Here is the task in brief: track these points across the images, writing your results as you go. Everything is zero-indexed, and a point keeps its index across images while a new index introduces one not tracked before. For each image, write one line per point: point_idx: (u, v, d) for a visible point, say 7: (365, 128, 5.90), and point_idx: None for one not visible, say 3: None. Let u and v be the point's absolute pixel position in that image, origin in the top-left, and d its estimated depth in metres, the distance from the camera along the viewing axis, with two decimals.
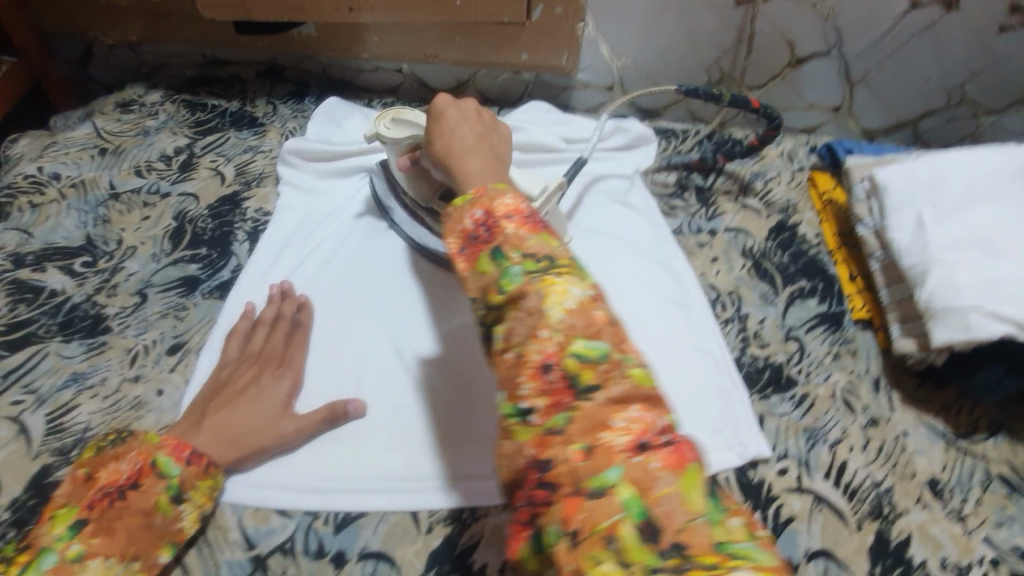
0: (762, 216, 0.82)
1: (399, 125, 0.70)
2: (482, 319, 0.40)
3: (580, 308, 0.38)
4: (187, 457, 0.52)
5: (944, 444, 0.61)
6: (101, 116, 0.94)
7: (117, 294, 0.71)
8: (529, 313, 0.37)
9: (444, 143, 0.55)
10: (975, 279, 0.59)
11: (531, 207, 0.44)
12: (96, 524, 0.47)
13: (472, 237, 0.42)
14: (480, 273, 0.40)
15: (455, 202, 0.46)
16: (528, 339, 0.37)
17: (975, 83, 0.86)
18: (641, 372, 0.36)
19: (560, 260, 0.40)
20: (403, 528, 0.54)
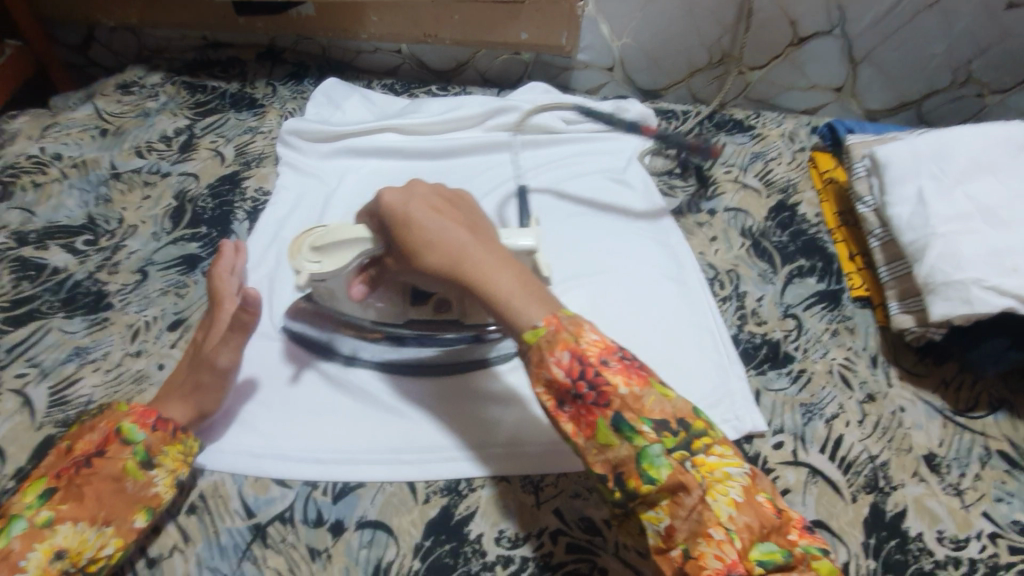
0: (762, 195, 0.82)
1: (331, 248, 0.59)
2: (625, 501, 0.44)
3: (748, 502, 0.42)
4: (152, 423, 0.52)
5: (943, 419, 0.61)
6: (102, 98, 0.94)
7: (119, 271, 0.72)
8: (696, 512, 0.41)
9: (438, 252, 0.50)
10: (976, 252, 0.59)
11: (623, 351, 0.46)
12: (64, 491, 0.48)
13: (583, 403, 0.44)
14: (613, 452, 0.44)
15: (529, 341, 0.46)
16: (699, 540, 0.41)
17: (982, 60, 0.85)
18: (823, 565, 0.41)
19: (694, 429, 0.44)
20: (400, 498, 0.55)
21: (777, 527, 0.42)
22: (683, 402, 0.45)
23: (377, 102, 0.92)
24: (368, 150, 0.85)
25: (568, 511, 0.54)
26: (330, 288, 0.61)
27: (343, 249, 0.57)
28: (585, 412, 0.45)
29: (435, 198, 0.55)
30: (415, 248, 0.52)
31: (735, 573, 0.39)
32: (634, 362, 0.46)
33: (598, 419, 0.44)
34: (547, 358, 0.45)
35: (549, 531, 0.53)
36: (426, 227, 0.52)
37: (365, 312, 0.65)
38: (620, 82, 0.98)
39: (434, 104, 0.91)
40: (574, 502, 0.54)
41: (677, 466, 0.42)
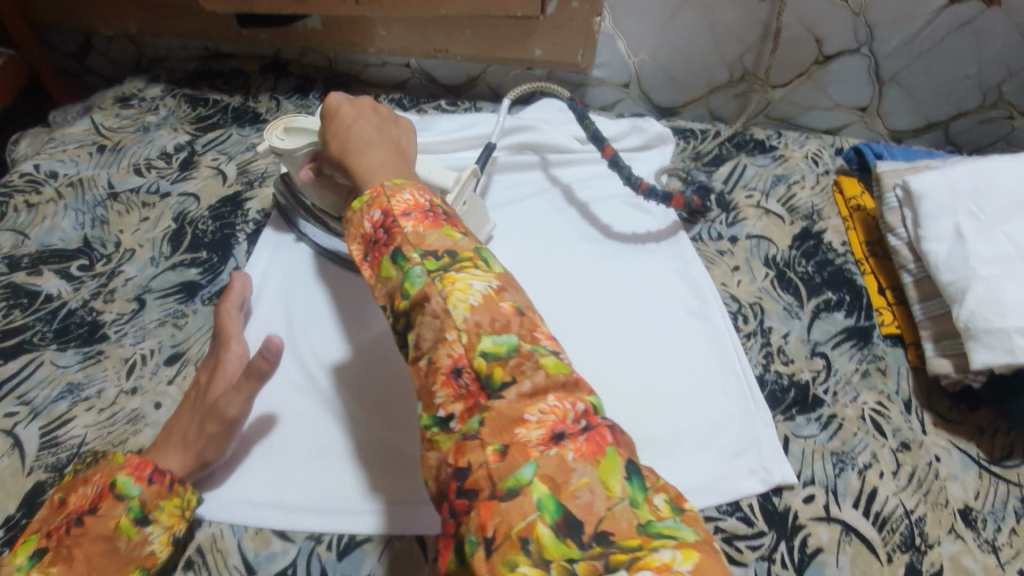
0: (786, 222, 0.79)
1: (291, 135, 0.67)
2: (396, 325, 0.45)
3: (485, 306, 0.41)
4: (147, 476, 0.50)
5: (978, 469, 0.58)
6: (100, 111, 0.91)
7: (115, 299, 0.69)
8: (435, 321, 0.41)
9: (341, 140, 0.57)
10: (1021, 298, 0.55)
11: (429, 202, 0.48)
12: (54, 553, 0.46)
13: (378, 244, 0.47)
14: (388, 282, 0.45)
15: (356, 206, 0.50)
16: (438, 347, 0.41)
17: (1014, 82, 0.82)
18: (552, 362, 0.39)
19: (460, 255, 0.44)
20: (409, 554, 0.52)
21: (514, 329, 0.41)
22: (467, 242, 0.46)
23: None
24: None
25: None
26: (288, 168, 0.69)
27: (300, 138, 0.66)
28: (376, 250, 0.47)
29: (368, 104, 0.60)
30: (329, 135, 0.59)
31: (461, 367, 0.40)
32: (438, 213, 0.48)
33: (383, 255, 0.46)
34: (360, 214, 0.49)
35: None
36: (341, 116, 0.59)
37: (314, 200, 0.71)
38: (636, 99, 0.95)
39: (443, 121, 0.88)
40: None
41: (428, 281, 0.43)
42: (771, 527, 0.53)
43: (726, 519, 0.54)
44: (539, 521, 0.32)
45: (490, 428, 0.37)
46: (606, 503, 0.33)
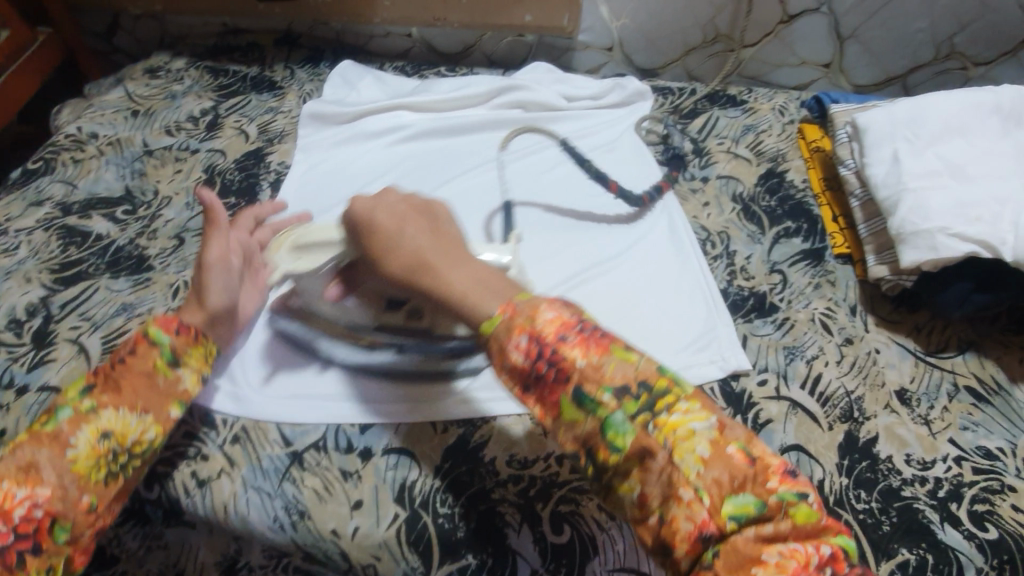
0: (753, 164, 0.87)
1: (307, 253, 0.62)
2: (598, 475, 0.42)
3: (716, 456, 0.40)
4: (175, 327, 0.57)
5: (914, 359, 0.67)
6: (131, 81, 1.01)
7: (157, 237, 0.78)
8: (664, 475, 0.39)
9: (403, 258, 0.52)
10: (944, 204, 0.64)
11: (584, 320, 0.45)
12: (103, 384, 0.53)
13: (545, 383, 0.43)
14: (580, 428, 0.42)
15: (488, 332, 0.45)
16: (670, 503, 0.39)
17: (963, 34, 0.90)
18: (800, 510, 0.38)
19: (656, 386, 0.42)
20: (420, 429, 0.60)
21: (749, 477, 0.39)
22: (647, 363, 0.44)
23: (389, 83, 0.98)
24: (384, 128, 0.91)
25: None
26: (306, 292, 0.64)
27: (316, 256, 0.61)
28: (547, 391, 0.43)
29: (402, 203, 0.56)
30: (381, 255, 0.53)
31: (708, 532, 0.38)
32: (598, 334, 0.45)
33: (559, 396, 0.43)
34: (504, 343, 0.44)
35: (556, 454, 0.58)
36: (388, 232, 0.54)
37: (342, 314, 0.65)
38: (619, 62, 1.04)
39: (442, 83, 0.96)
40: None
41: (640, 430, 0.41)
42: (728, 404, 0.62)
43: None
44: None
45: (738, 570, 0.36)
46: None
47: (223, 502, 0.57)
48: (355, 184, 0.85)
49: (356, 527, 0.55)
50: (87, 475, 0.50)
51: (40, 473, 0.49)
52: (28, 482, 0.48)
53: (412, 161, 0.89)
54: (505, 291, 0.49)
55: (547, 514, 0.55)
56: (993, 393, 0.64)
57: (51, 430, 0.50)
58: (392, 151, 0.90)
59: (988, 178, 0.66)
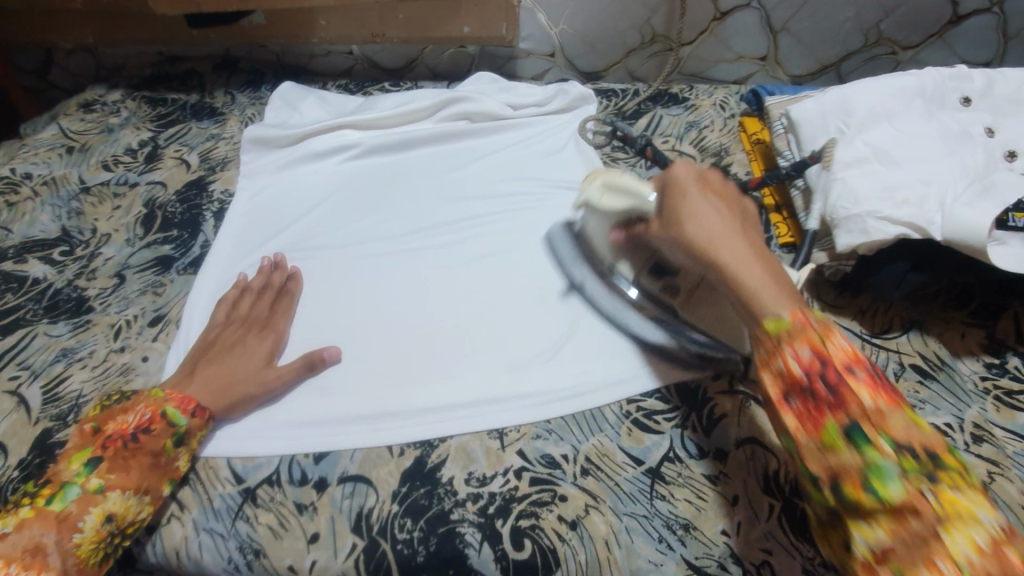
0: (697, 160, 0.89)
1: (614, 193, 0.65)
2: (841, 507, 0.42)
3: (995, 552, 0.37)
4: (192, 409, 0.58)
5: (860, 342, 0.68)
6: (65, 117, 0.98)
7: (97, 277, 0.76)
8: (922, 540, 0.38)
9: (703, 233, 0.52)
10: (874, 188, 0.66)
11: (877, 369, 0.45)
12: (111, 462, 0.54)
13: (815, 401, 0.44)
14: (839, 458, 0.42)
15: (771, 330, 0.46)
16: (921, 568, 0.38)
17: (889, 20, 0.93)
18: None
19: (945, 462, 0.41)
20: (377, 454, 0.60)
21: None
22: (938, 437, 0.43)
23: (332, 102, 0.96)
24: (329, 148, 0.89)
25: (531, 450, 0.60)
26: (596, 221, 0.69)
27: (625, 196, 0.64)
28: (815, 409, 0.44)
29: (717, 183, 0.57)
30: (680, 220, 0.54)
31: None
32: (889, 385, 0.45)
33: (828, 421, 0.43)
34: (786, 350, 0.45)
35: (514, 468, 0.59)
36: (698, 207, 0.54)
37: (614, 267, 0.70)
38: (563, 67, 1.05)
39: (387, 99, 0.95)
40: (535, 442, 0.61)
41: (912, 488, 0.40)
42: (683, 401, 0.63)
43: (645, 399, 0.64)
44: None
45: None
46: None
47: (175, 547, 0.56)
48: (303, 206, 0.84)
49: (313, 561, 0.54)
50: (87, 558, 0.51)
51: (46, 559, 0.49)
52: (32, 565, 0.48)
53: (359, 180, 0.87)
54: (794, 292, 0.48)
55: (508, 530, 0.55)
56: (937, 369, 0.66)
57: (59, 510, 0.51)
58: (339, 171, 0.89)
59: (914, 161, 0.68)
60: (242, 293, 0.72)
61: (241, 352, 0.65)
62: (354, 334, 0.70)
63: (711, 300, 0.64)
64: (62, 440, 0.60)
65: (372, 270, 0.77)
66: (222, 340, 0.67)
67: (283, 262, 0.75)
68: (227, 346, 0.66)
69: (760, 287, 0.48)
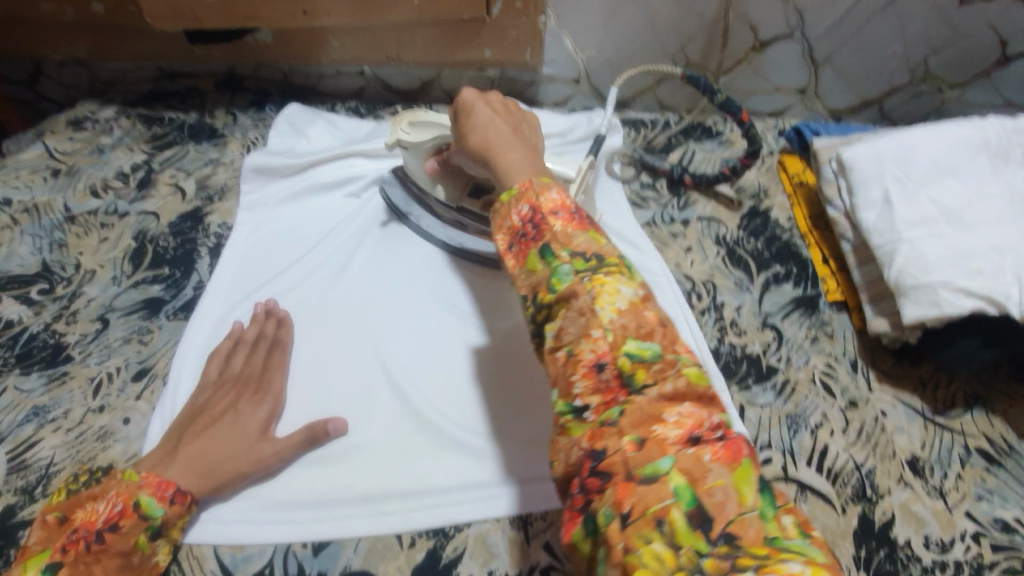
0: (734, 203, 0.82)
1: (421, 128, 0.71)
2: (533, 315, 0.43)
3: (632, 312, 0.39)
4: (171, 496, 0.52)
5: (923, 421, 0.62)
6: (52, 136, 0.91)
7: (77, 321, 0.69)
8: (583, 316, 0.39)
9: (480, 136, 0.55)
10: (943, 254, 0.60)
11: (575, 202, 0.46)
12: (72, 568, 0.47)
13: (524, 239, 0.45)
14: (535, 276, 0.43)
15: (504, 198, 0.48)
16: (583, 340, 0.39)
17: (938, 57, 0.86)
18: (694, 372, 0.38)
19: (608, 259, 0.42)
20: (383, 544, 0.54)
21: (663, 352, 0.39)
22: (614, 247, 0.44)
23: (341, 126, 0.90)
24: (337, 180, 0.82)
25: (558, 544, 0.53)
26: (406, 161, 0.74)
27: (430, 129, 0.70)
28: (524, 243, 0.45)
29: (497, 100, 0.60)
30: (461, 129, 0.58)
31: (605, 362, 0.38)
32: (585, 215, 0.45)
33: (531, 248, 0.44)
34: (510, 208, 0.47)
35: (539, 567, 0.52)
36: (480, 116, 0.57)
37: (433, 190, 0.76)
38: (587, 94, 0.98)
39: None
40: (563, 534, 0.54)
41: (579, 281, 0.41)
42: None
43: None
44: (674, 507, 0.32)
45: (629, 417, 0.36)
46: (738, 509, 0.32)
47: None
48: (308, 242, 0.77)
49: None
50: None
51: None
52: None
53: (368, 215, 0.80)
54: (543, 173, 0.50)
55: None
56: (1009, 456, 0.60)
57: None
58: (347, 205, 0.82)
59: (984, 223, 0.62)
60: (235, 346, 0.64)
61: (232, 422, 0.58)
62: (361, 397, 0.64)
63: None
64: (26, 520, 0.53)
65: (386, 319, 0.70)
66: (213, 410, 0.59)
67: (277, 310, 0.68)
68: (216, 414, 0.59)
69: (514, 166, 0.51)
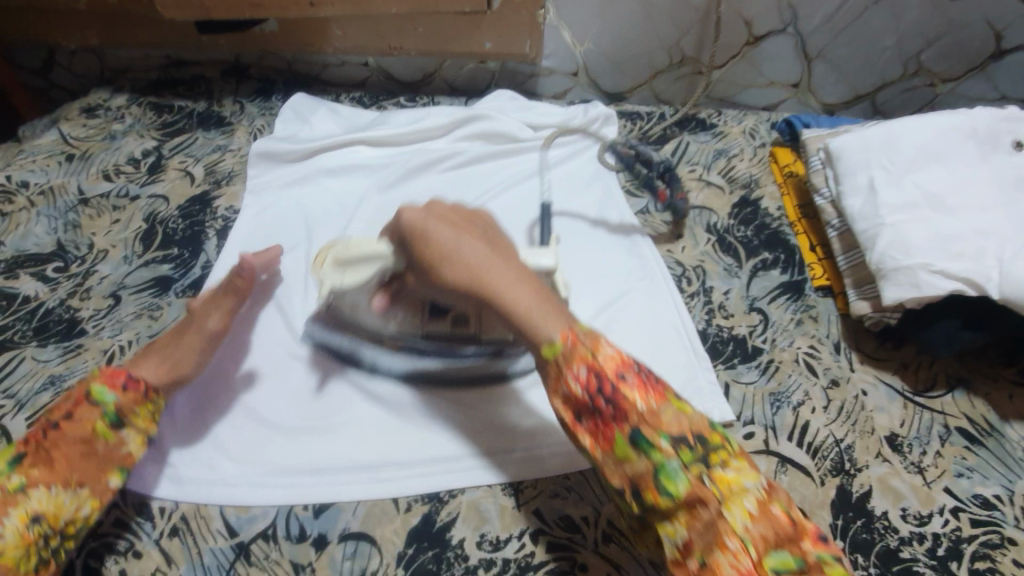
0: (726, 192, 0.84)
1: (355, 270, 0.60)
2: (648, 513, 0.46)
3: (762, 515, 0.43)
4: (121, 383, 0.56)
5: (903, 400, 0.64)
6: (66, 122, 0.94)
7: (90, 297, 0.71)
8: (712, 528, 0.43)
9: (465, 271, 0.51)
10: (924, 238, 0.62)
11: (644, 367, 0.48)
12: (35, 455, 0.51)
13: (601, 416, 0.46)
14: (631, 466, 0.45)
15: (548, 357, 0.48)
16: (715, 550, 0.42)
17: (929, 52, 0.88)
18: (837, 569, 0.41)
19: (709, 442, 0.45)
20: (381, 509, 0.56)
21: (794, 537, 0.42)
22: (700, 417, 0.47)
23: (345, 115, 0.92)
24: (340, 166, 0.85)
25: (548, 511, 0.56)
26: (349, 302, 0.63)
27: (363, 268, 0.60)
28: (603, 425, 0.46)
29: (450, 213, 0.55)
30: (433, 266, 0.52)
31: None
32: (658, 381, 0.48)
33: (616, 434, 0.46)
34: (566, 373, 0.47)
35: (530, 531, 0.55)
36: (445, 242, 0.52)
37: (385, 326, 0.65)
38: (585, 86, 1.00)
39: (401, 115, 0.91)
40: (553, 501, 0.57)
41: (692, 479, 0.44)
42: None
43: None
44: None
45: None
46: None
47: None
48: (312, 225, 0.80)
49: None
50: (15, 566, 0.46)
51: None
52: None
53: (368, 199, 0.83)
54: (570, 315, 0.50)
55: None
56: (986, 435, 0.62)
57: None
58: (349, 190, 0.84)
59: (965, 209, 0.64)
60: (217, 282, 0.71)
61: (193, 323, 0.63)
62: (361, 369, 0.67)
63: (492, 326, 0.61)
64: None
65: None
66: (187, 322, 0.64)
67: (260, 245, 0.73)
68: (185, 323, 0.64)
69: (534, 313, 0.49)
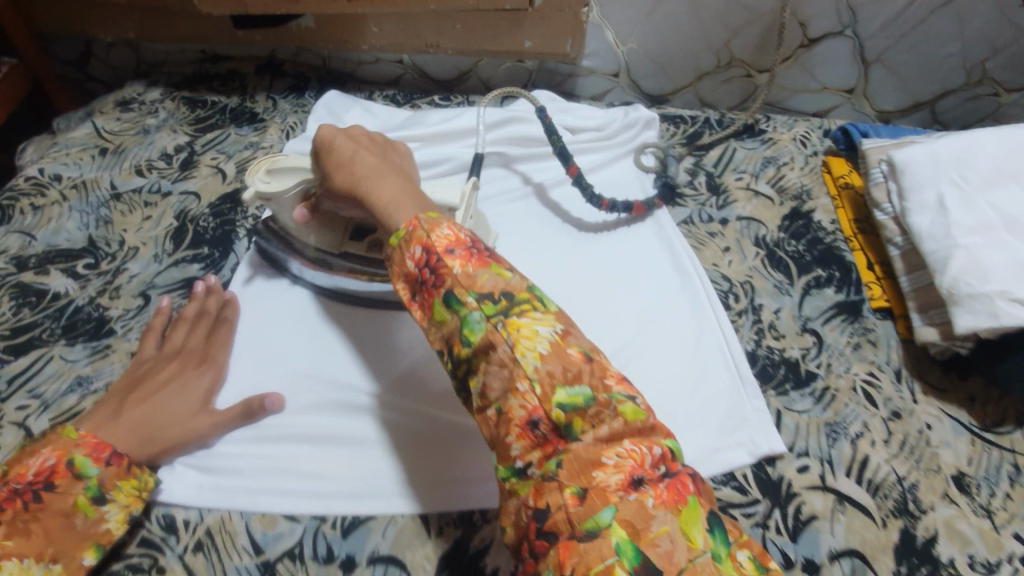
0: (775, 203, 0.80)
1: (279, 176, 0.68)
2: (459, 369, 0.47)
3: (555, 354, 0.43)
4: (106, 457, 0.53)
5: (969, 436, 0.59)
6: (101, 116, 0.93)
7: (120, 296, 0.70)
8: (508, 370, 0.43)
9: (349, 173, 0.60)
10: (1002, 264, 0.57)
11: (468, 238, 0.51)
12: (9, 526, 0.48)
13: (426, 287, 0.49)
14: (446, 327, 0.47)
15: (392, 242, 0.52)
16: (510, 394, 0.43)
17: (996, 60, 0.82)
18: (629, 408, 0.42)
19: (515, 296, 0.47)
20: (412, 532, 0.54)
21: (583, 373, 0.43)
22: (519, 281, 0.48)
23: (377, 114, 0.90)
24: None
25: None
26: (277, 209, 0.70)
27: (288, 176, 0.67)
28: (426, 295, 0.49)
29: (363, 137, 0.65)
30: (334, 171, 0.62)
31: (537, 417, 0.42)
32: (483, 252, 0.50)
33: (433, 299, 0.49)
34: (405, 254, 0.51)
35: None
36: (343, 150, 0.62)
37: (307, 238, 0.73)
38: (626, 87, 0.96)
39: (435, 114, 0.89)
40: None
41: (490, 327, 0.45)
42: (765, 495, 0.55)
43: (720, 488, 0.56)
44: (618, 564, 0.35)
45: (567, 471, 0.40)
46: (687, 554, 0.35)
47: None
48: None
49: None
50: None
51: None
52: None
53: None
54: (428, 206, 0.55)
55: None
56: None
57: None
58: None
59: None
60: (174, 323, 0.66)
61: (174, 391, 0.60)
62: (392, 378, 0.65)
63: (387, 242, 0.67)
64: None
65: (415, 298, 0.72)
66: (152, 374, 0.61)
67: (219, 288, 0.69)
68: (158, 382, 0.60)
69: (393, 198, 0.55)
